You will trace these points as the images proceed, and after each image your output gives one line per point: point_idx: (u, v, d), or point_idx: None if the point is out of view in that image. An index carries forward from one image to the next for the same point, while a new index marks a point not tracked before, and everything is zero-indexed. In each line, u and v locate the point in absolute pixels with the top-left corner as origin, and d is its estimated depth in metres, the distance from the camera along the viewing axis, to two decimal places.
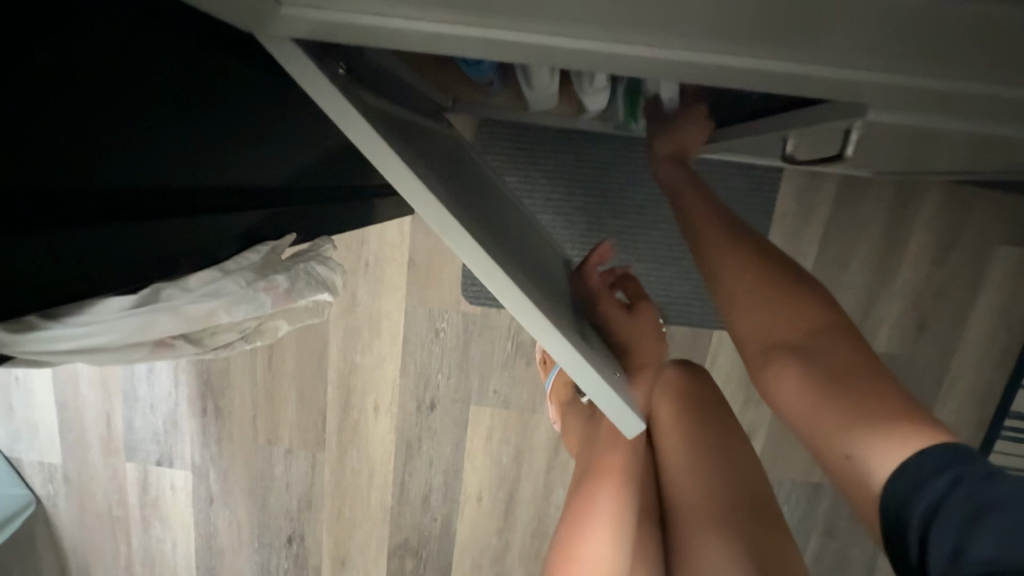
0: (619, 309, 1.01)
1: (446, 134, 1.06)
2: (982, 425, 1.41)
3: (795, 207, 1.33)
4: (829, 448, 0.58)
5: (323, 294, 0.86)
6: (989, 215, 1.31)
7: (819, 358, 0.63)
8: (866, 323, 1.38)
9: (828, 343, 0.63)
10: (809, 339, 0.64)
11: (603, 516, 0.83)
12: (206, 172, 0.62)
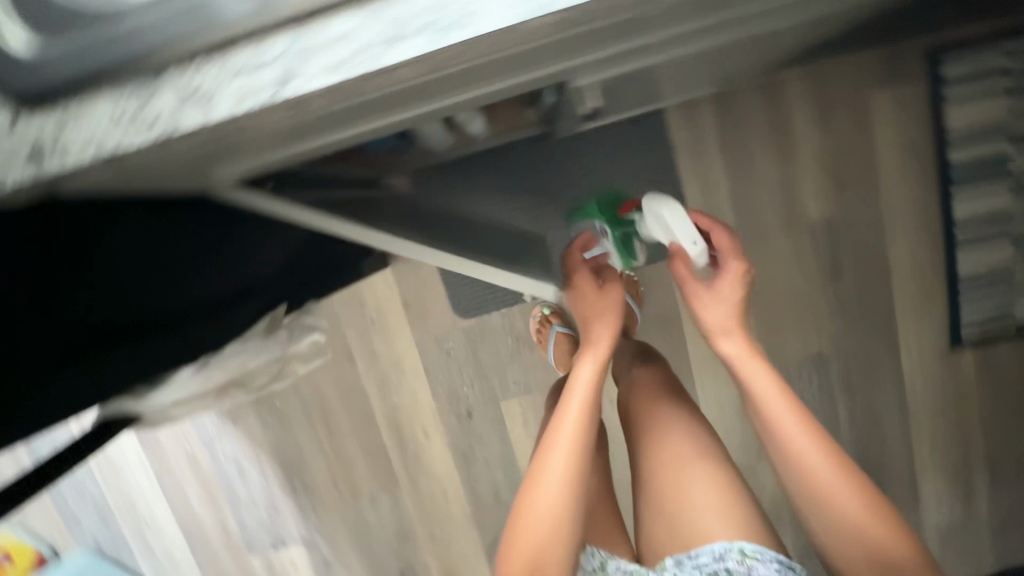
0: (592, 298, 1.15)
1: (384, 194, 1.27)
2: (928, 243, 1.57)
3: (687, 133, 1.53)
4: (825, 525, 0.90)
5: (321, 336, 1.15)
6: (850, 71, 1.49)
7: (800, 443, 0.92)
8: (792, 201, 1.56)
9: (797, 437, 0.93)
10: (774, 404, 0.96)
11: (570, 430, 0.96)
12: (219, 284, 0.86)
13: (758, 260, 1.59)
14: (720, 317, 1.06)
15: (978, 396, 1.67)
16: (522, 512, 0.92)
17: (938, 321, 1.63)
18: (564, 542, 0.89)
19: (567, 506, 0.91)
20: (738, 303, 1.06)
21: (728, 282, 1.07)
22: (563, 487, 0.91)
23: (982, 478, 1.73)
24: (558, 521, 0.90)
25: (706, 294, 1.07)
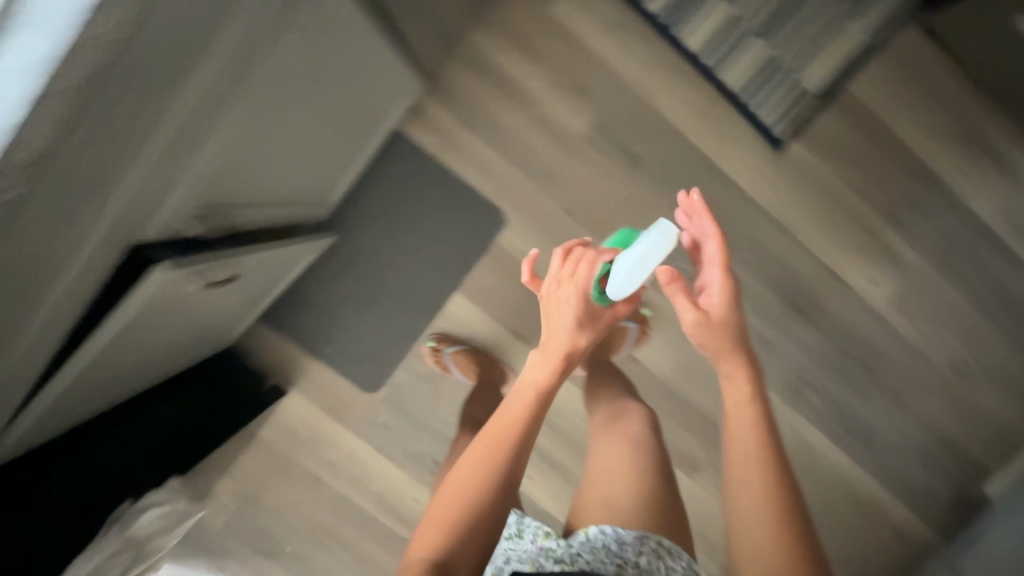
0: (556, 313, 1.25)
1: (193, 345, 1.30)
2: (694, 86, 1.63)
3: (437, 139, 1.65)
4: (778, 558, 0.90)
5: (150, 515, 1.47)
6: (526, 3, 1.58)
7: (743, 463, 0.98)
8: (557, 132, 1.64)
9: (750, 474, 0.97)
10: (738, 416, 1.05)
11: (532, 381, 1.13)
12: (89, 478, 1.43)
13: (565, 193, 1.68)
14: (711, 336, 1.14)
15: (832, 173, 1.68)
16: (454, 493, 0.98)
17: (750, 138, 1.66)
18: (472, 514, 0.95)
19: (487, 470, 0.99)
20: (737, 332, 1.15)
21: (686, 309, 1.18)
22: (492, 468, 0.99)
23: (893, 236, 1.71)
24: (476, 512, 0.96)
25: (683, 299, 1.19)
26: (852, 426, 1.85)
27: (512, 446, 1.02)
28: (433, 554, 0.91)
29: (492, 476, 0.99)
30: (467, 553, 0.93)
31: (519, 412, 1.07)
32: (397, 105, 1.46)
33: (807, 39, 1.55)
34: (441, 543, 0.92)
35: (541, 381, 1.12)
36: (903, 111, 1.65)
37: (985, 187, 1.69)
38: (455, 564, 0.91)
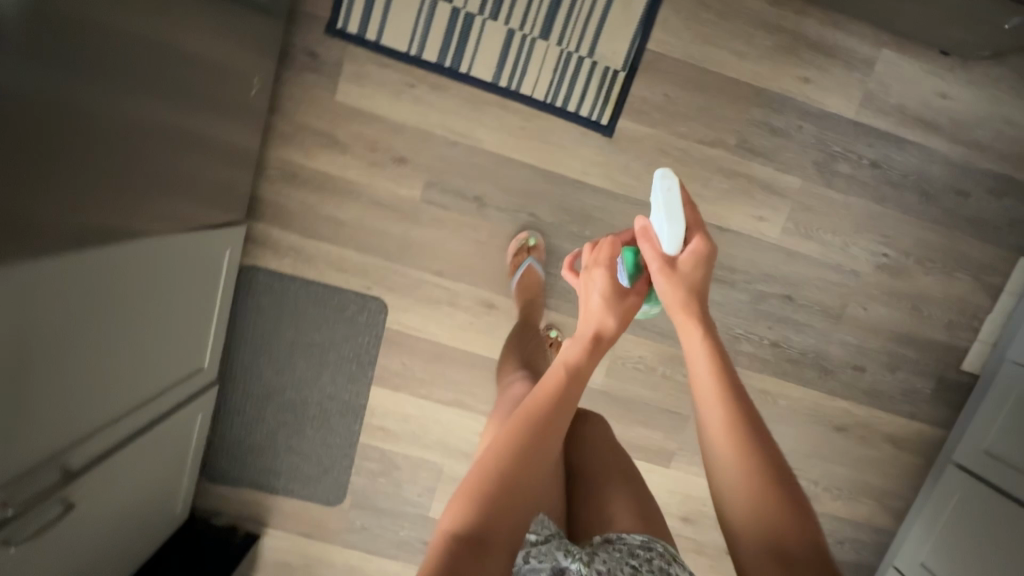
0: (602, 297, 1.00)
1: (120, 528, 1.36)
2: (502, 111, 1.58)
3: (288, 258, 1.66)
4: (746, 525, 0.77)
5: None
6: (308, 102, 1.56)
7: (709, 420, 0.84)
8: (394, 206, 1.64)
9: (708, 412, 0.85)
10: (693, 364, 0.90)
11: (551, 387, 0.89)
12: None
13: (427, 258, 1.67)
14: (677, 288, 0.95)
15: (672, 133, 1.61)
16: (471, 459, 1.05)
17: (577, 134, 1.61)
18: (512, 485, 0.78)
19: (531, 456, 0.81)
20: (698, 285, 0.97)
21: (682, 259, 0.97)
22: (524, 450, 0.81)
23: (759, 168, 1.64)
24: (517, 466, 0.79)
25: (668, 269, 0.97)
26: (802, 361, 1.78)
27: (571, 403, 0.89)
28: (466, 529, 0.73)
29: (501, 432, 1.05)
30: (506, 526, 0.75)
31: (570, 398, 0.89)
32: (221, 256, 1.48)
33: (585, 23, 1.53)
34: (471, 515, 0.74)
35: (583, 372, 0.93)
36: (715, 46, 1.57)
37: (831, 83, 1.60)
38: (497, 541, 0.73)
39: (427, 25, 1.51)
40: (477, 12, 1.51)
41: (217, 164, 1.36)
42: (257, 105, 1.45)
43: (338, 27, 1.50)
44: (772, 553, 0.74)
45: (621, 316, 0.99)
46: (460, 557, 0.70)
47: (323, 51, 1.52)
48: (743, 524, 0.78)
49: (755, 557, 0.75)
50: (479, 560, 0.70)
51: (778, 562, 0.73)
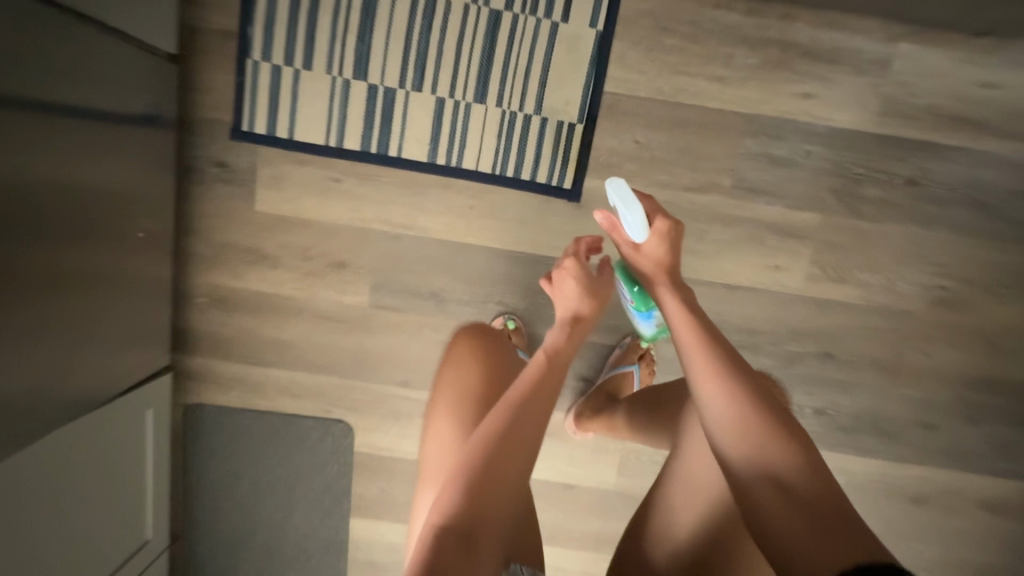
0: (575, 288, 1.07)
1: None
2: (444, 191, 1.35)
3: (233, 391, 1.46)
4: (761, 491, 0.71)
5: None
6: (226, 216, 1.36)
7: (698, 375, 0.81)
8: (341, 317, 1.42)
9: (708, 386, 0.79)
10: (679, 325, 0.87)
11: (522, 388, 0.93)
12: None
13: (388, 368, 1.44)
14: (645, 264, 0.99)
15: (651, 185, 1.34)
16: (431, 466, 1.06)
17: (537, 204, 1.35)
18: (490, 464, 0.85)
19: (510, 445, 0.87)
20: (666, 259, 0.98)
21: (649, 243, 0.99)
22: (507, 451, 0.86)
23: (765, 209, 1.34)
24: (490, 450, 0.85)
25: (633, 252, 0.99)
26: (855, 425, 1.46)
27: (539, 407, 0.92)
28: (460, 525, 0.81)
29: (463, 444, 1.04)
30: (495, 512, 0.85)
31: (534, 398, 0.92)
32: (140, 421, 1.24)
33: (525, 75, 1.29)
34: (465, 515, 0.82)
35: (558, 363, 0.98)
36: (687, 74, 1.30)
37: (837, 95, 1.30)
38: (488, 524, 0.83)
39: (343, 109, 1.30)
40: (398, 86, 1.29)
41: (122, 309, 1.14)
42: (161, 235, 1.25)
43: (242, 129, 1.30)
44: (768, 475, 0.71)
45: (591, 287, 1.07)
46: (454, 542, 0.79)
47: (232, 159, 1.33)
48: (735, 448, 0.75)
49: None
50: (473, 542, 0.80)
51: (776, 491, 0.70)
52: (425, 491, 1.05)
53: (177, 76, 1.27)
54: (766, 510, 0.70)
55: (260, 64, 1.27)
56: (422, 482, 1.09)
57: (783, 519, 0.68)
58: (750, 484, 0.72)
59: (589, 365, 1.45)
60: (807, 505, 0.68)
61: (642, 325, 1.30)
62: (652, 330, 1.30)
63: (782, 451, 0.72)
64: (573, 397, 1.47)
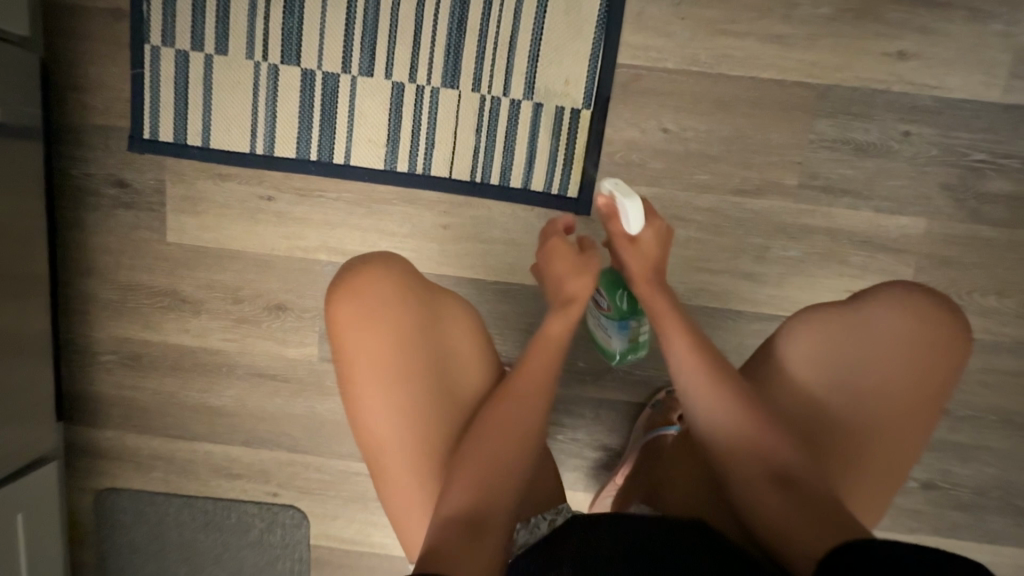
0: (563, 273, 0.79)
1: None
2: (408, 205, 1.01)
3: (151, 473, 1.13)
4: (770, 499, 0.64)
5: None
6: (131, 251, 1.06)
7: (683, 367, 0.71)
8: (283, 376, 1.09)
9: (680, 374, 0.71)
10: (658, 310, 0.76)
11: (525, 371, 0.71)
12: None
13: (348, 440, 1.10)
14: (637, 263, 0.79)
15: (687, 188, 0.99)
16: (382, 460, 0.72)
17: (534, 219, 1.01)
18: (500, 467, 0.65)
19: (516, 424, 0.67)
20: (659, 257, 0.80)
21: (646, 235, 0.79)
22: (514, 420, 0.68)
23: (847, 214, 0.98)
24: (503, 447, 0.66)
25: (629, 247, 0.79)
26: (983, 504, 1.07)
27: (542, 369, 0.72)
28: (464, 506, 0.63)
29: (424, 427, 0.71)
30: (507, 492, 0.65)
31: (535, 359, 0.73)
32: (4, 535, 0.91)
33: (510, 49, 0.96)
34: (467, 495, 0.63)
35: (557, 338, 0.74)
36: (732, 35, 0.95)
37: (944, 53, 0.94)
38: (499, 510, 0.64)
39: (273, 105, 0.99)
40: (341, 72, 0.98)
41: None
42: (38, 277, 0.95)
43: (147, 137, 1.01)
44: (761, 471, 0.65)
45: (574, 273, 0.79)
46: (458, 535, 0.60)
47: (139, 175, 1.03)
48: (721, 445, 0.68)
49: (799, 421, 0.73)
50: (481, 532, 0.61)
51: (771, 485, 0.64)
52: (388, 488, 0.72)
53: (61, 76, 1.00)
54: (779, 516, 0.62)
55: (166, 51, 0.98)
56: (356, 419, 0.71)
57: (780, 515, 0.62)
58: (757, 497, 0.64)
59: (612, 429, 1.09)
60: (806, 499, 0.62)
61: (612, 339, 0.94)
62: (621, 348, 0.95)
63: (774, 441, 0.66)
64: (591, 471, 1.11)
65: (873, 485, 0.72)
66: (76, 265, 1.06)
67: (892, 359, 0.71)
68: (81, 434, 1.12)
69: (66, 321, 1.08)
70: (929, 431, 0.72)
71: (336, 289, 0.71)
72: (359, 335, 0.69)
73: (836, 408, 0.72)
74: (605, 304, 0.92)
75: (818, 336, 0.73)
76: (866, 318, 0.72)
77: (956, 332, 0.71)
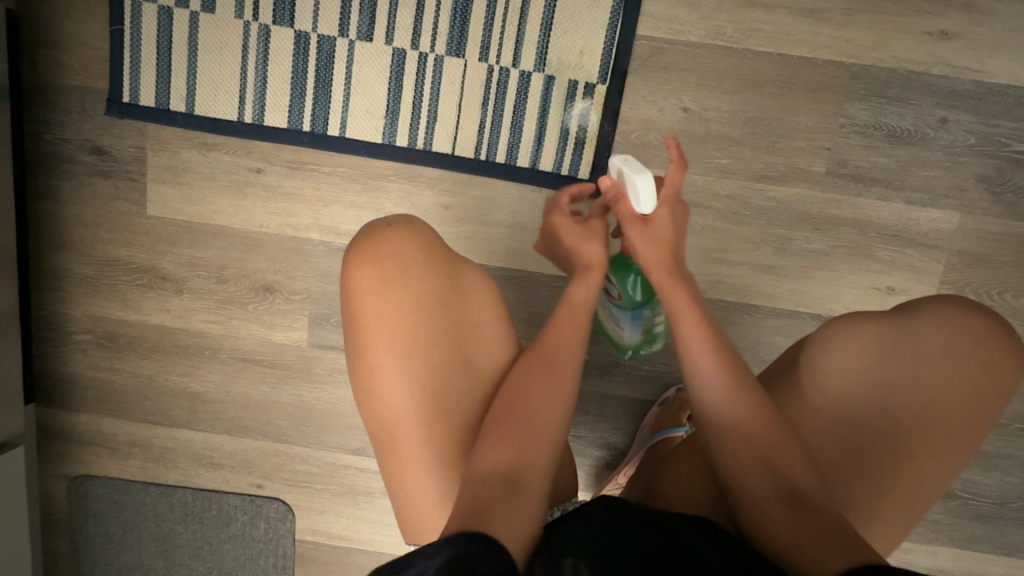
0: (575, 242, 0.75)
1: None
2: (404, 183, 0.95)
3: (126, 460, 1.07)
4: (776, 515, 0.58)
5: None
6: (109, 225, 0.99)
7: (693, 357, 0.66)
8: (269, 362, 1.02)
9: (697, 362, 0.66)
10: (673, 297, 0.70)
11: (560, 335, 0.69)
12: None
13: (336, 431, 1.04)
14: (648, 246, 0.72)
15: (707, 173, 0.92)
16: (396, 436, 0.66)
17: (541, 201, 0.94)
18: (536, 431, 0.62)
19: (553, 386, 0.65)
20: (674, 237, 0.73)
21: (659, 216, 0.73)
22: (549, 386, 0.65)
23: (877, 205, 0.92)
24: (541, 411, 0.63)
25: (638, 226, 0.72)
26: (1002, 514, 1.02)
27: (570, 336, 0.69)
28: (496, 466, 0.59)
29: (444, 398, 0.65)
30: (542, 456, 0.61)
31: (560, 323, 0.70)
32: None
33: (521, 15, 0.89)
34: (503, 456, 0.60)
35: (581, 301, 0.71)
36: (763, 8, 0.88)
37: (989, 34, 0.88)
38: (535, 477, 0.59)
39: (264, 69, 0.92)
40: (338, 35, 0.91)
41: None
42: (4, 247, 0.88)
43: (127, 101, 0.93)
44: (778, 486, 0.59)
45: (579, 244, 0.74)
46: (492, 490, 0.56)
47: (117, 142, 0.96)
48: (732, 451, 0.62)
49: (821, 439, 0.67)
50: (516, 492, 0.57)
51: (782, 501, 0.58)
52: (399, 466, 0.66)
53: (35, 32, 0.93)
54: (788, 535, 0.56)
55: (150, 6, 0.91)
56: (370, 390, 0.65)
57: (791, 530, 0.56)
58: (762, 511, 0.59)
59: (617, 428, 1.03)
60: (819, 515, 0.56)
61: (623, 330, 0.88)
62: (634, 341, 0.90)
63: (796, 456, 0.60)
64: (593, 471, 1.05)
65: (896, 518, 0.66)
66: (49, 236, 0.99)
67: (932, 384, 0.65)
68: (54, 417, 1.05)
69: (38, 295, 1.01)
70: (959, 467, 0.67)
71: (354, 252, 0.66)
72: (377, 301, 0.64)
73: (867, 427, 0.66)
74: (615, 294, 0.85)
75: (855, 350, 0.67)
76: (912, 335, 0.66)
77: (1002, 363, 0.65)
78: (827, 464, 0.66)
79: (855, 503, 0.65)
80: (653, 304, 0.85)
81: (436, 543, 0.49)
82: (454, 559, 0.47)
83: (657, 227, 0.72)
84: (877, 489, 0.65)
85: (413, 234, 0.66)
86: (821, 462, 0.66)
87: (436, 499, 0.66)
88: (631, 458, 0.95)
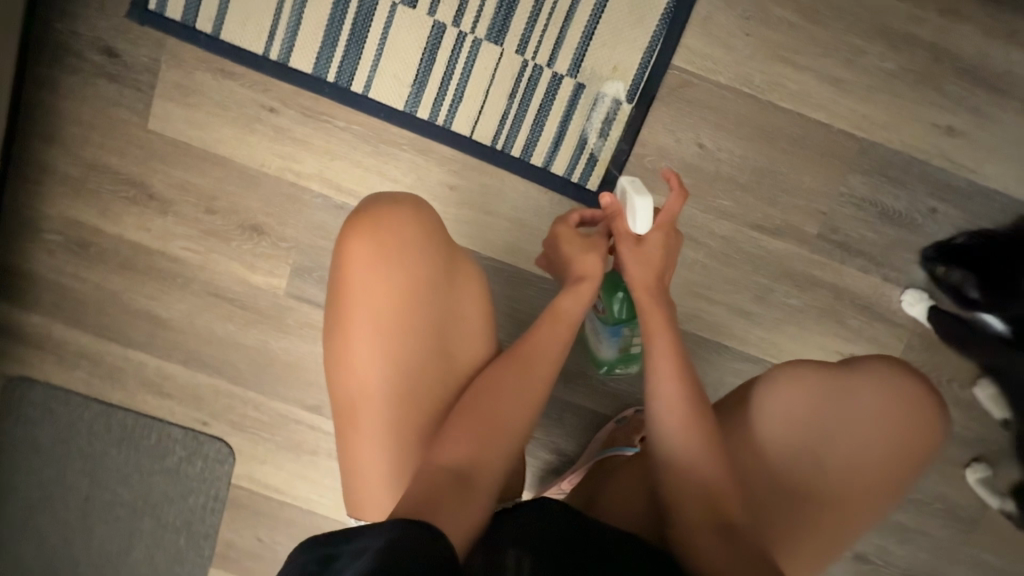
0: (573, 253, 0.77)
1: None
2: (414, 154, 0.94)
3: (69, 372, 1.03)
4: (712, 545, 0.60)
5: None
6: (104, 130, 0.95)
7: (660, 387, 0.68)
8: (240, 303, 1.01)
9: (661, 395, 0.68)
10: (650, 320, 0.72)
11: (537, 344, 0.70)
12: None
13: (294, 385, 1.03)
14: (638, 267, 0.74)
15: (707, 211, 0.95)
16: (359, 414, 0.66)
17: (545, 203, 0.95)
18: (496, 432, 0.63)
19: (521, 391, 0.66)
20: (665, 260, 0.76)
21: (653, 237, 0.75)
22: (519, 391, 0.66)
23: (856, 276, 0.96)
24: (506, 414, 0.64)
25: (631, 246, 0.75)
26: None
27: (546, 347, 0.70)
28: (452, 464, 0.59)
29: (416, 383, 0.66)
30: (499, 457, 0.62)
31: (543, 332, 0.71)
32: None
33: (565, 18, 0.90)
34: (461, 453, 0.60)
35: (567, 314, 0.73)
36: (792, 67, 0.92)
37: (990, 140, 0.93)
38: (488, 477, 0.60)
39: (299, 11, 0.91)
40: None
41: None
42: None
43: (151, 9, 0.91)
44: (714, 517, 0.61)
45: (578, 255, 0.76)
46: (446, 487, 0.56)
47: (131, 47, 0.93)
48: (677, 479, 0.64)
49: (759, 476, 0.70)
50: (466, 491, 0.57)
51: (717, 533, 0.60)
52: (356, 444, 0.67)
53: None
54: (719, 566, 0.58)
55: None
56: (342, 362, 0.66)
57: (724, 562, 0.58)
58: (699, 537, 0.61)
59: (570, 437, 1.05)
60: (751, 552, 0.58)
61: (602, 345, 0.93)
62: (612, 358, 0.94)
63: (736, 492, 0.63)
64: (538, 473, 1.07)
65: (816, 558, 0.70)
66: (38, 128, 0.96)
67: (862, 440, 0.69)
68: (3, 313, 1.02)
69: (14, 185, 0.97)
70: (878, 518, 0.71)
71: (354, 222, 0.66)
72: (367, 275, 0.64)
73: (801, 472, 0.70)
74: (600, 309, 0.90)
75: (798, 397, 0.71)
76: (850, 392, 0.70)
77: (930, 429, 0.70)
78: (756, 505, 0.69)
79: (781, 540, 0.68)
80: (634, 323, 0.90)
81: (371, 534, 0.47)
82: (386, 550, 0.45)
83: (648, 250, 0.75)
84: (803, 530, 0.68)
85: (417, 217, 0.66)
86: (754, 499, 0.69)
87: (386, 484, 0.66)
88: (576, 468, 0.97)
